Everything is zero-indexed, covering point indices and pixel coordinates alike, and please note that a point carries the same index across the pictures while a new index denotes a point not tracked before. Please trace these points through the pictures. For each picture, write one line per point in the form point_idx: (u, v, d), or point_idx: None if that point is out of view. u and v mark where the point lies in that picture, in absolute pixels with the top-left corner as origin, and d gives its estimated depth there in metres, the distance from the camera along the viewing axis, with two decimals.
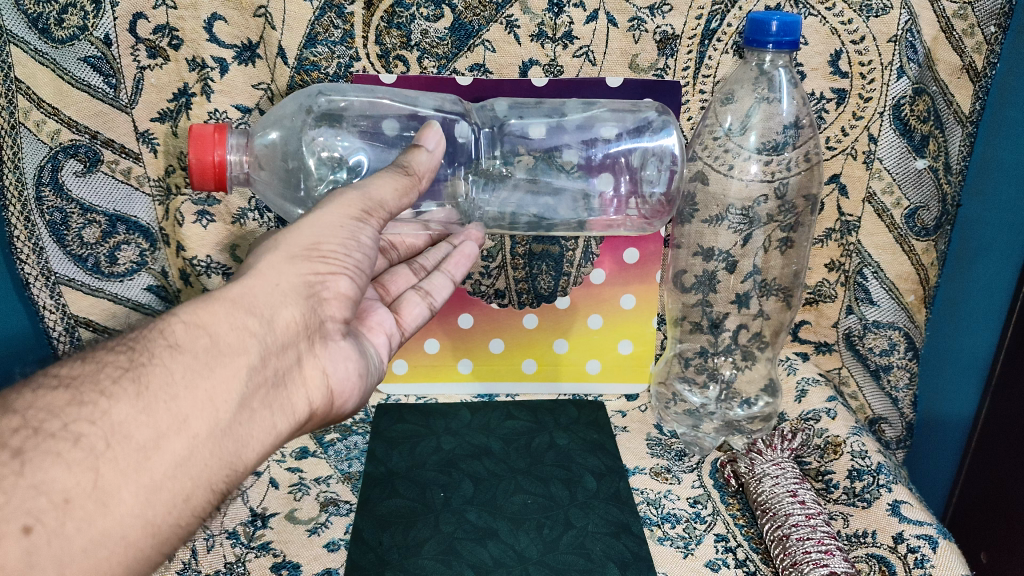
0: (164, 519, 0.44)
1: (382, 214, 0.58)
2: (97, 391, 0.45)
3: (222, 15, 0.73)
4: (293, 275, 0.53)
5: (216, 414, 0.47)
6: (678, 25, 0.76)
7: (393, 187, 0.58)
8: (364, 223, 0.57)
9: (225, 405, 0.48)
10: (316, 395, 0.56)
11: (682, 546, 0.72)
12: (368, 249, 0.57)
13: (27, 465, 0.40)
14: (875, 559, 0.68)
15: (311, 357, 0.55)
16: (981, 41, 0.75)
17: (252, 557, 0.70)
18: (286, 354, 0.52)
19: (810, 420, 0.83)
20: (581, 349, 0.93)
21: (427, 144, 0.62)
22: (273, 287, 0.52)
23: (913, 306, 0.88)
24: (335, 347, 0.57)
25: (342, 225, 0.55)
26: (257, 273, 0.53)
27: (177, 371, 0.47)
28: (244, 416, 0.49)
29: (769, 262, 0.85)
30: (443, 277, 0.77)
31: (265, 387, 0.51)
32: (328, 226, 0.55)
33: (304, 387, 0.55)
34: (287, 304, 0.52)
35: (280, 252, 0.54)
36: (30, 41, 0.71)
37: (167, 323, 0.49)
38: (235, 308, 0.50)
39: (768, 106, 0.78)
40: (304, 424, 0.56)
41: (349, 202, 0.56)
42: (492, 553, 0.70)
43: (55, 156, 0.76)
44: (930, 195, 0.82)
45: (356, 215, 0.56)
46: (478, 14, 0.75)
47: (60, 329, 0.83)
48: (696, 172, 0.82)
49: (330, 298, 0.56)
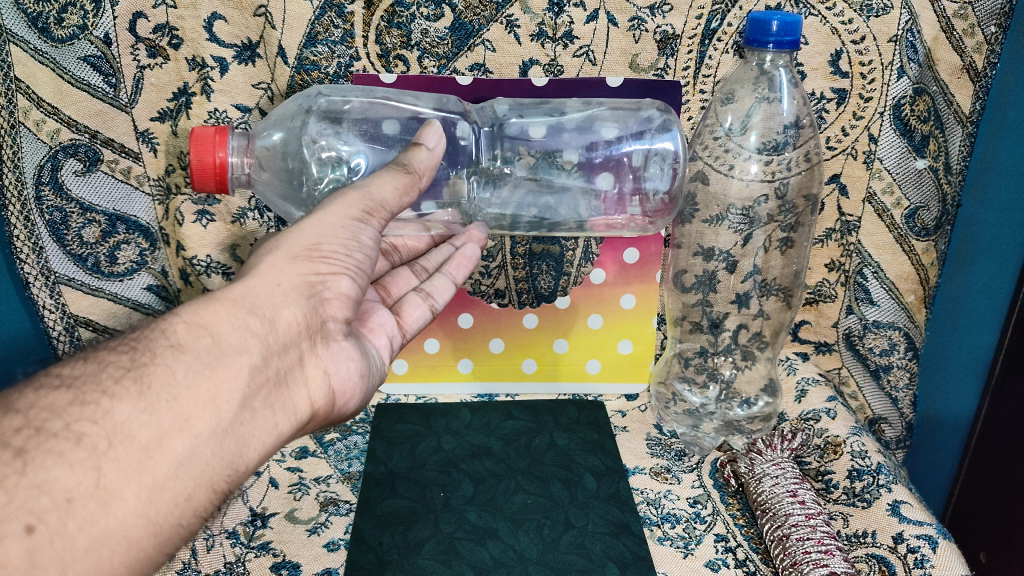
0: (166, 519, 0.44)
1: (383, 214, 0.58)
2: (99, 391, 0.44)
3: (222, 14, 0.73)
4: (294, 275, 0.54)
5: (218, 414, 0.47)
6: (678, 25, 0.76)
7: (393, 186, 0.58)
8: (365, 223, 0.57)
9: (227, 405, 0.48)
10: (318, 395, 0.55)
11: (682, 546, 0.72)
12: (369, 250, 0.58)
13: (30, 465, 0.40)
14: (875, 559, 0.68)
15: (312, 357, 0.55)
16: (981, 41, 0.75)
17: (252, 556, 0.70)
18: (287, 353, 0.52)
19: (810, 420, 0.83)
20: (581, 349, 0.93)
21: (427, 142, 0.61)
22: (274, 287, 0.52)
23: (912, 306, 0.88)
24: (336, 347, 0.57)
25: (343, 225, 0.56)
26: (257, 273, 0.53)
27: (179, 371, 0.47)
28: (246, 415, 0.49)
29: (770, 262, 0.85)
30: (444, 279, 0.77)
31: (267, 387, 0.51)
32: (329, 226, 0.55)
33: (305, 387, 0.55)
34: (288, 303, 0.52)
35: (281, 252, 0.54)
36: (30, 41, 0.71)
37: (168, 322, 0.49)
38: (237, 308, 0.50)
39: (768, 106, 0.77)
40: (305, 424, 0.56)
41: (350, 203, 0.56)
42: (492, 553, 0.70)
43: (55, 155, 0.76)
44: (930, 195, 0.82)
45: (357, 216, 0.56)
46: (478, 14, 0.75)
47: (60, 329, 0.83)
48: (696, 172, 0.82)
49: (331, 298, 0.56)
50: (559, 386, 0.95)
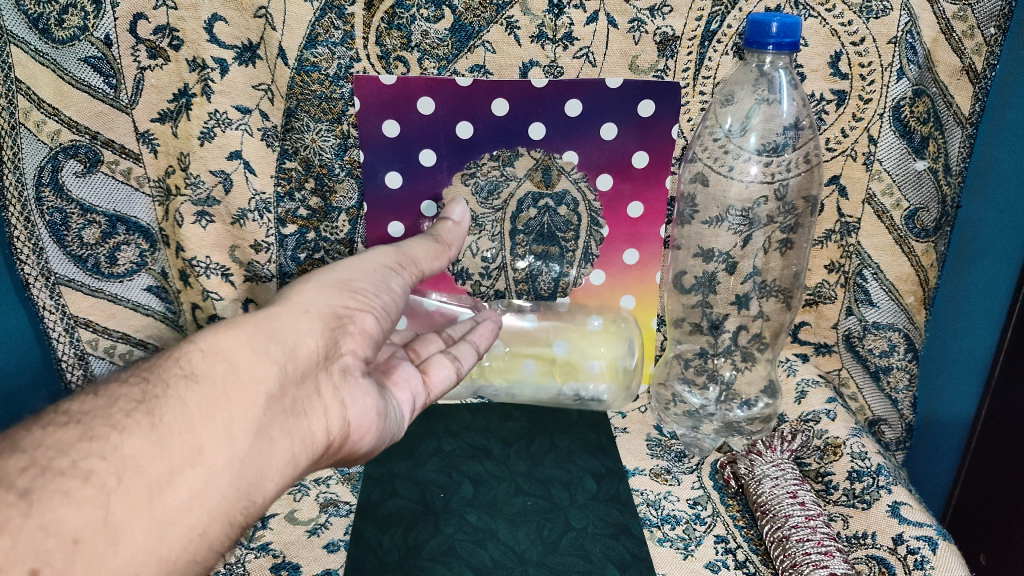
0: (178, 555, 0.46)
1: (414, 267, 0.68)
2: (109, 426, 0.47)
3: (222, 15, 0.73)
4: (322, 304, 0.58)
5: (234, 444, 0.49)
6: (678, 26, 0.76)
7: (425, 249, 0.70)
8: (395, 271, 0.66)
9: (242, 435, 0.50)
10: (334, 427, 0.57)
11: (682, 548, 0.72)
12: (394, 295, 0.64)
13: (35, 505, 0.41)
14: (874, 560, 0.68)
15: (329, 387, 0.57)
16: (981, 42, 0.75)
17: (252, 557, 0.71)
18: (304, 382, 0.55)
19: (810, 421, 0.82)
20: (580, 350, 0.92)
21: (453, 216, 0.77)
22: (299, 316, 0.56)
23: (913, 307, 0.88)
24: (355, 381, 0.59)
25: (374, 269, 0.64)
26: (286, 301, 0.58)
27: (192, 402, 0.50)
28: (262, 444, 0.51)
29: (769, 264, 0.85)
30: (469, 346, 0.79)
31: (284, 416, 0.53)
32: (362, 269, 0.63)
33: (323, 417, 0.56)
34: (309, 333, 0.56)
35: (313, 283, 0.60)
36: (30, 41, 0.71)
37: (184, 351, 0.53)
38: (257, 337, 0.54)
39: (768, 107, 0.79)
40: (320, 455, 0.57)
41: (385, 253, 0.66)
42: (493, 554, 0.70)
43: (55, 156, 0.76)
44: (930, 197, 0.82)
45: (389, 264, 0.65)
46: (478, 15, 0.75)
47: (60, 330, 0.83)
48: (697, 173, 0.83)
49: (354, 333, 0.59)
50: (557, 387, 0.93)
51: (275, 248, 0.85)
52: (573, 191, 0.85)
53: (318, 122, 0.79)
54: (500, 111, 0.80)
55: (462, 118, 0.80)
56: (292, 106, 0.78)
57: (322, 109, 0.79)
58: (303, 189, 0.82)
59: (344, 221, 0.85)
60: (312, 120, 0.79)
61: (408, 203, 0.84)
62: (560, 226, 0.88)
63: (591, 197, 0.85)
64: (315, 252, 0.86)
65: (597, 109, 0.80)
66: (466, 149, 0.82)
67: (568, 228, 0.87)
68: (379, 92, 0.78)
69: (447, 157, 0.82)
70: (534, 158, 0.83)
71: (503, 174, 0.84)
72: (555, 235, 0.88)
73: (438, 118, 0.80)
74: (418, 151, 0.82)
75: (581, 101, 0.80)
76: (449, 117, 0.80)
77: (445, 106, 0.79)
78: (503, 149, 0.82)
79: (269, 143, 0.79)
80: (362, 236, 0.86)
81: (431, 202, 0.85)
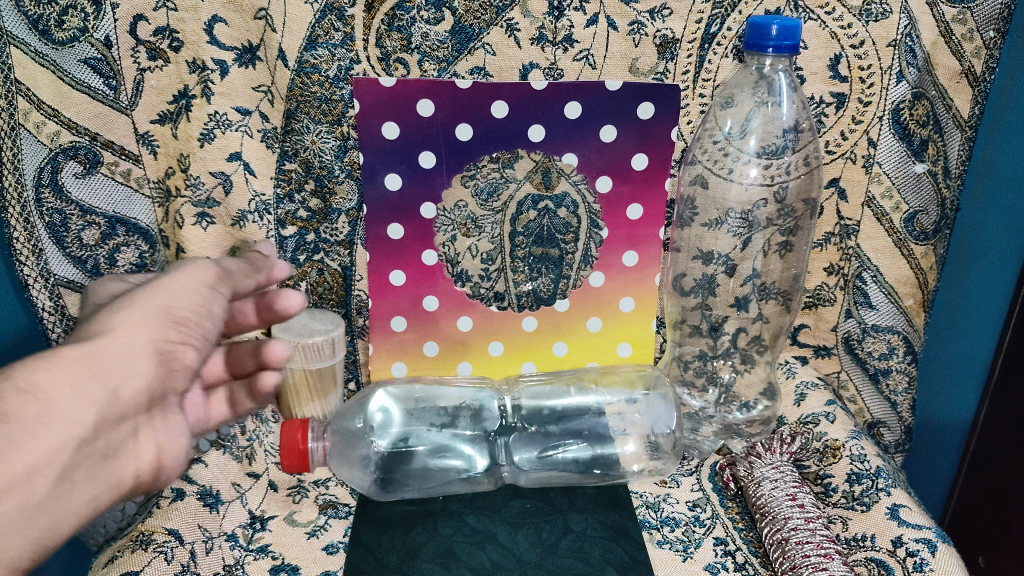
0: None
1: (228, 284, 0.62)
2: None
3: (222, 17, 0.73)
4: (147, 340, 0.54)
5: (32, 489, 0.48)
6: (678, 29, 0.77)
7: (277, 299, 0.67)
8: (216, 292, 0.60)
9: (44, 479, 0.49)
10: (144, 466, 0.58)
11: (681, 549, 0.72)
12: (217, 319, 0.60)
13: None
14: (875, 563, 0.68)
15: (147, 428, 0.58)
16: (981, 45, 0.75)
17: (251, 559, 0.70)
18: (122, 426, 0.55)
19: (809, 424, 0.82)
20: (580, 353, 0.93)
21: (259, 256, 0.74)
22: (125, 351, 0.53)
23: (912, 310, 0.88)
24: (173, 420, 0.61)
25: (197, 293, 0.58)
26: (109, 329, 0.52)
27: None
28: (64, 489, 0.51)
29: (769, 266, 0.85)
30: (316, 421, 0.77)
31: (92, 460, 0.53)
32: (183, 292, 0.57)
33: (134, 457, 0.57)
34: (135, 372, 0.53)
35: (135, 309, 0.55)
36: (30, 43, 0.71)
37: None
38: (76, 373, 0.50)
39: (768, 110, 0.78)
40: (126, 489, 0.59)
41: (206, 270, 0.60)
42: (491, 557, 0.71)
43: (54, 157, 0.76)
44: (929, 200, 0.82)
45: (211, 282, 0.60)
46: (478, 17, 0.75)
47: (59, 332, 0.82)
48: (696, 176, 0.83)
49: (178, 368, 0.58)
50: (561, 392, 0.90)
51: (274, 250, 0.84)
52: (573, 193, 0.85)
53: (318, 123, 0.79)
54: (499, 113, 0.80)
55: (461, 120, 0.80)
56: (292, 108, 0.78)
57: (322, 111, 0.78)
58: (303, 191, 0.82)
59: (344, 222, 0.84)
60: (312, 121, 0.79)
61: (408, 207, 0.84)
62: (560, 229, 0.87)
63: (591, 201, 0.86)
64: (314, 254, 0.86)
65: (596, 111, 0.81)
66: (464, 151, 0.82)
67: (567, 230, 0.87)
68: (379, 95, 0.78)
69: (446, 160, 0.82)
70: (534, 161, 0.83)
71: (503, 176, 0.84)
72: (555, 238, 0.87)
73: (438, 120, 0.80)
74: (418, 153, 0.82)
75: (580, 104, 0.80)
76: (449, 119, 0.80)
77: (445, 108, 0.80)
78: (502, 151, 0.82)
79: (270, 145, 0.80)
80: (361, 237, 0.85)
81: (430, 205, 0.85)
